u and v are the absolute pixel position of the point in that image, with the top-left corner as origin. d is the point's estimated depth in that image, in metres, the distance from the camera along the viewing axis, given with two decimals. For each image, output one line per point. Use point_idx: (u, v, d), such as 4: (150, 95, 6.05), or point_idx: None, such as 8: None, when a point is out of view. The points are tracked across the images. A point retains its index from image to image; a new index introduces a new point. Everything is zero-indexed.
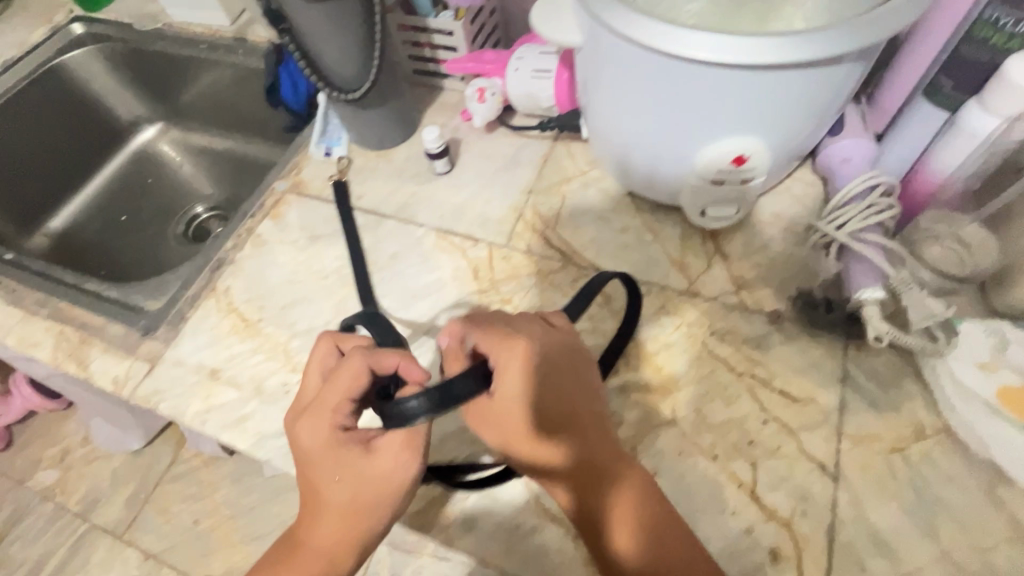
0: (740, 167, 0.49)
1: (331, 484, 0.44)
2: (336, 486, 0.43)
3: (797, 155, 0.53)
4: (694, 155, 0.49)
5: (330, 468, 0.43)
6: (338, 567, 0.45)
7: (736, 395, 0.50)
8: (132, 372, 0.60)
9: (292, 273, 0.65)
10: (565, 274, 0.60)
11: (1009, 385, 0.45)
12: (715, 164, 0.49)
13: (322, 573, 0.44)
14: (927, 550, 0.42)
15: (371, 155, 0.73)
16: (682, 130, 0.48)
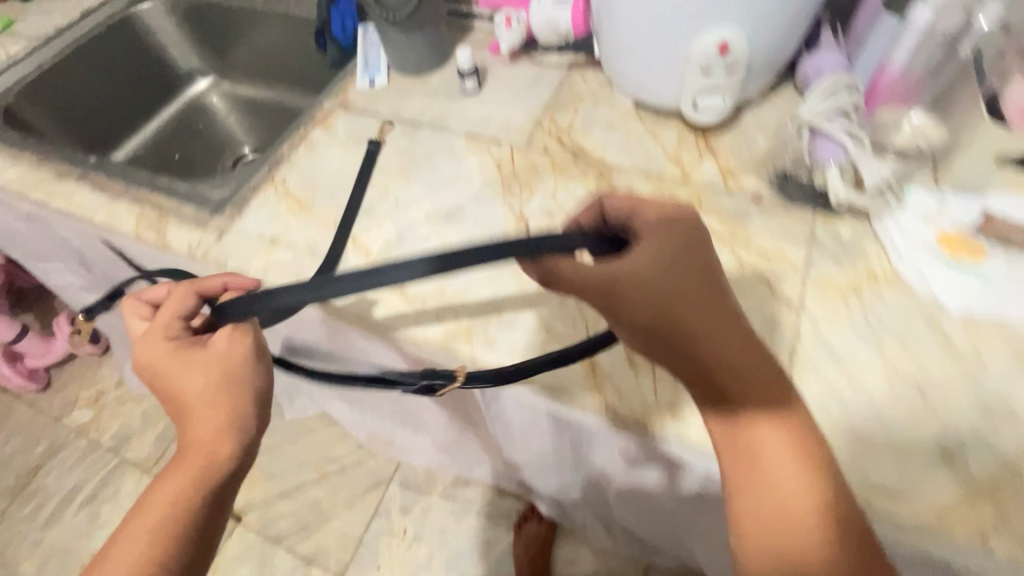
0: (725, 57, 0.59)
1: (179, 387, 0.52)
2: (184, 389, 0.52)
3: (775, 59, 0.63)
4: (687, 47, 0.59)
5: (179, 368, 0.52)
6: (216, 451, 0.51)
7: (718, 252, 0.59)
8: (203, 240, 0.70)
9: (340, 168, 0.75)
10: (576, 167, 0.69)
11: (947, 231, 0.53)
12: (704, 55, 0.59)
13: (203, 459, 0.50)
14: (874, 358, 0.50)
15: (409, 79, 0.84)
16: (675, 25, 0.58)
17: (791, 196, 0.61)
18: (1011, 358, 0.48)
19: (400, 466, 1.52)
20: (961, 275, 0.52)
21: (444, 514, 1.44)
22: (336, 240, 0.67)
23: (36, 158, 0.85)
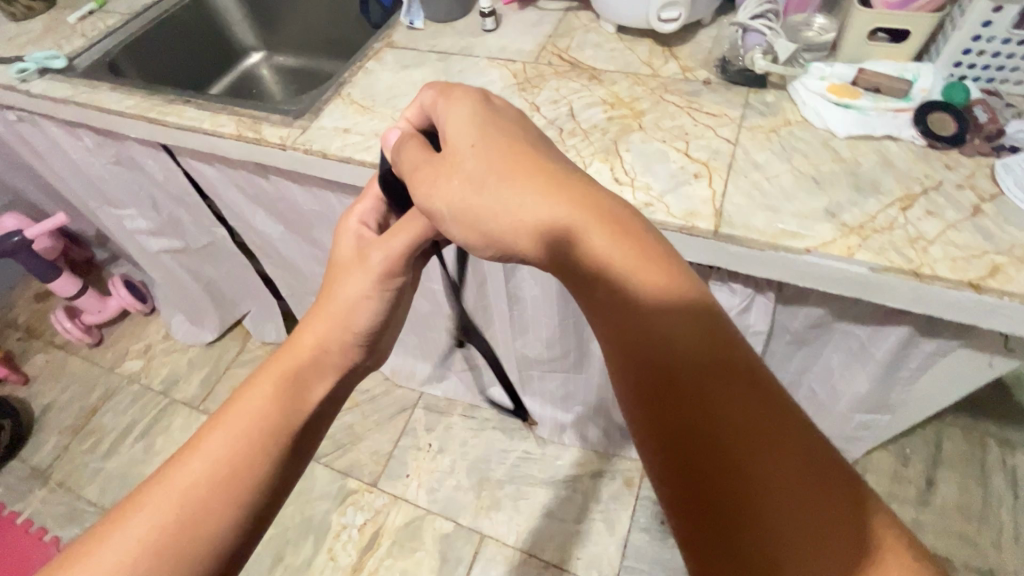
0: None
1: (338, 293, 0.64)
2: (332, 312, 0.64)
3: None
4: None
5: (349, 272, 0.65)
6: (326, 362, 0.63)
7: (678, 116, 0.81)
8: (291, 134, 0.92)
9: (391, 85, 0.98)
10: (573, 73, 0.92)
11: (834, 83, 0.76)
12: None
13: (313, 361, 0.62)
14: (785, 166, 0.71)
15: (441, 25, 1.07)
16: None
17: (727, 78, 0.83)
18: (879, 161, 0.70)
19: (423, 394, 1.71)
20: (843, 110, 0.74)
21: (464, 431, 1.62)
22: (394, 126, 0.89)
23: (147, 92, 1.07)
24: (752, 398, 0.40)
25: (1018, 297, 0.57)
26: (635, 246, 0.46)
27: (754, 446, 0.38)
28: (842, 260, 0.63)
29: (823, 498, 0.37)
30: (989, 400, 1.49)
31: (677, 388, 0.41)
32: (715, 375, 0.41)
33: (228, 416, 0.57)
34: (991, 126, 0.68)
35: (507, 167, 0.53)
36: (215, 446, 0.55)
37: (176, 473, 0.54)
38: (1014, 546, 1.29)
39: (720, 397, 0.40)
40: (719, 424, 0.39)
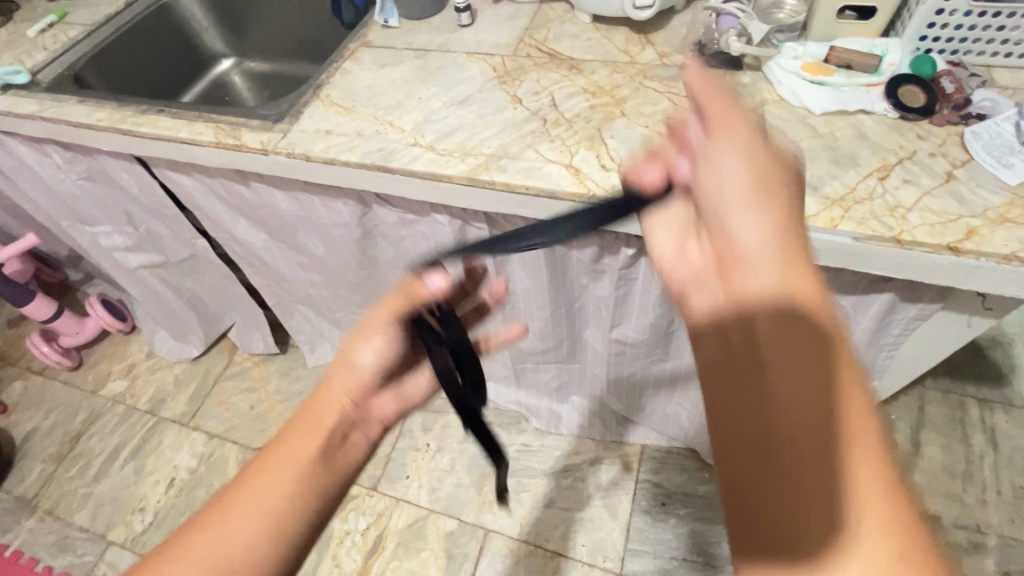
0: None
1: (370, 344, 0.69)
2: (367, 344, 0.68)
3: None
4: None
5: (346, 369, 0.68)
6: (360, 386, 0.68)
7: (659, 101, 0.82)
8: (272, 138, 0.91)
9: (370, 84, 0.97)
10: (552, 63, 0.92)
11: (807, 61, 0.78)
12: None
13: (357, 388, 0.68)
14: (766, 144, 0.73)
15: (415, 22, 1.07)
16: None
17: (703, 62, 0.85)
18: (855, 134, 0.72)
19: None
20: (817, 87, 0.76)
21: (461, 428, 1.63)
22: (377, 125, 0.89)
23: (117, 103, 1.05)
24: (843, 426, 0.38)
25: (994, 258, 0.60)
26: (805, 305, 0.42)
27: (812, 456, 0.38)
28: (826, 232, 0.65)
29: (879, 502, 0.37)
30: (966, 362, 1.55)
31: (756, 373, 0.42)
32: (794, 362, 0.41)
33: (279, 458, 0.61)
34: (957, 95, 0.71)
35: (751, 205, 0.48)
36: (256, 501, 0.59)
37: (224, 528, 0.58)
38: (997, 500, 1.34)
39: (804, 387, 0.40)
40: (792, 412, 0.39)
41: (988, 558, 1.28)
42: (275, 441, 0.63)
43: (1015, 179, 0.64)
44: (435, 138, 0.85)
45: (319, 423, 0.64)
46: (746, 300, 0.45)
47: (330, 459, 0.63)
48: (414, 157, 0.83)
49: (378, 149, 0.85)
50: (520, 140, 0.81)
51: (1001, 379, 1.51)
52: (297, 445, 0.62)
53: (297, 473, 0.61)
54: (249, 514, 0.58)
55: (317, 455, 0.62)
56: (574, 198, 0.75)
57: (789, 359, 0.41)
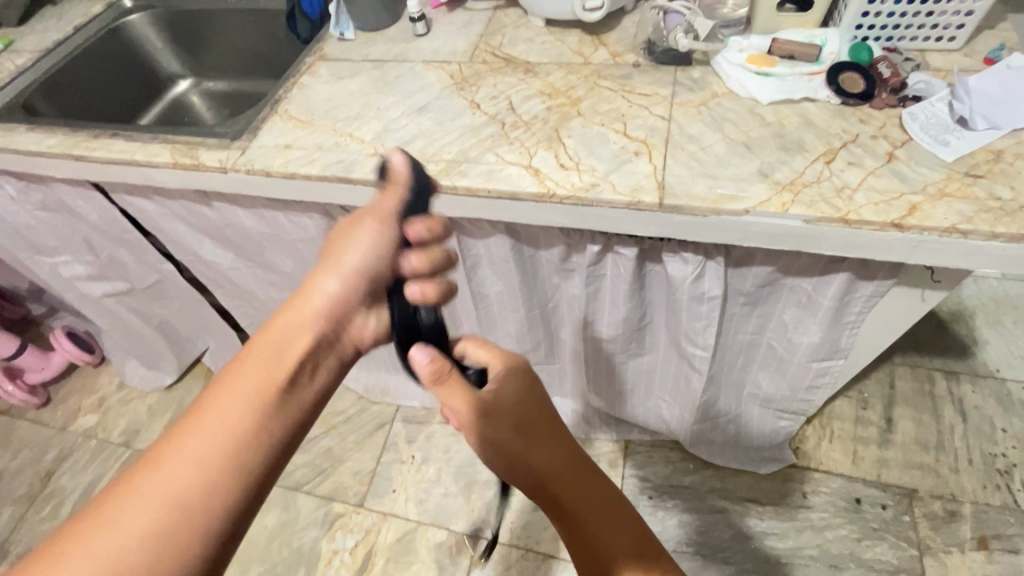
0: None
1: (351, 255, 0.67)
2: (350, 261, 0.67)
3: None
4: None
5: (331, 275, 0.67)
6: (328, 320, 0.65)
7: (613, 99, 0.84)
8: (230, 156, 0.90)
9: (328, 96, 0.97)
10: (508, 68, 0.94)
11: (751, 53, 0.81)
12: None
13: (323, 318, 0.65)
14: (717, 136, 0.75)
15: (371, 34, 1.07)
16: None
17: (654, 59, 0.87)
18: (801, 121, 0.74)
19: (399, 407, 1.69)
20: (763, 78, 0.78)
21: (446, 437, 1.62)
22: (336, 137, 0.89)
23: (69, 129, 1.02)
24: (600, 486, 0.66)
25: (936, 231, 0.62)
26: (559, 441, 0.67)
27: (598, 509, 0.64)
28: (778, 216, 0.67)
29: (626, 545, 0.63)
30: (931, 337, 1.60)
31: (541, 480, 0.64)
32: (557, 455, 0.65)
33: (236, 377, 0.57)
34: (894, 79, 0.74)
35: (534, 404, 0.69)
36: (212, 422, 0.53)
37: (176, 455, 0.51)
38: (969, 469, 1.39)
39: (568, 484, 0.64)
40: (566, 494, 0.63)
41: (964, 525, 1.32)
42: (231, 364, 0.58)
43: (952, 155, 0.67)
44: (395, 147, 0.85)
45: (283, 340, 0.61)
46: (529, 444, 0.64)
47: (297, 373, 0.59)
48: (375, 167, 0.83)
49: (339, 160, 0.85)
50: (479, 144, 0.82)
51: (965, 351, 1.57)
52: (257, 360, 0.58)
53: (261, 388, 0.56)
54: (206, 436, 0.52)
55: (282, 371, 0.58)
56: (535, 198, 0.75)
57: (553, 459, 0.65)
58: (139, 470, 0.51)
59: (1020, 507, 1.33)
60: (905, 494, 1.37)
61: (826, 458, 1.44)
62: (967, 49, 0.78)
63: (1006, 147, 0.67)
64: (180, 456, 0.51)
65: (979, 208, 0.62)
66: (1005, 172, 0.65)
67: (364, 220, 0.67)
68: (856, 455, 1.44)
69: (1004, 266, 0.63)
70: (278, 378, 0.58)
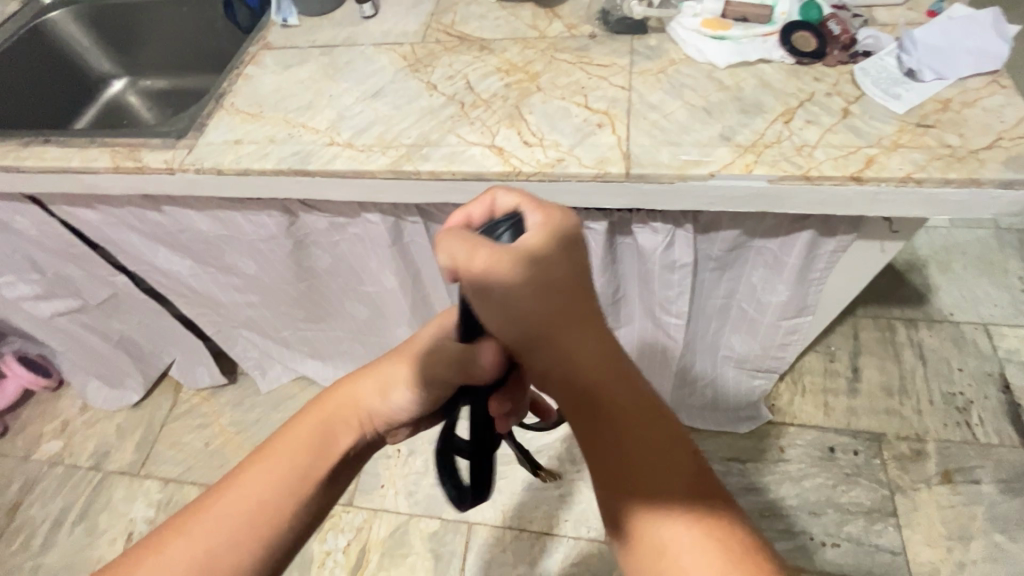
0: None
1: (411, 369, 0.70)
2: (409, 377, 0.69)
3: None
4: None
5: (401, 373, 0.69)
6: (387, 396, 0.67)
7: (572, 71, 0.83)
8: (177, 156, 0.85)
9: (276, 87, 0.92)
10: (462, 46, 0.91)
11: (706, 18, 0.80)
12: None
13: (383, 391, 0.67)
14: (677, 103, 0.75)
15: (316, 18, 1.02)
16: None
17: (610, 29, 0.86)
18: (758, 83, 0.75)
19: None
20: (718, 42, 0.79)
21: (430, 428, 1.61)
22: (290, 129, 0.85)
23: None
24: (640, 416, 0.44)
25: (892, 182, 0.64)
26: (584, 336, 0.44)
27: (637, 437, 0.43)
28: (742, 178, 0.67)
29: (713, 544, 0.41)
30: (890, 288, 1.67)
31: (591, 411, 0.44)
32: (623, 381, 0.44)
33: (274, 453, 0.62)
34: (844, 36, 0.76)
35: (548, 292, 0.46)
36: (247, 490, 0.60)
37: (215, 514, 0.58)
38: (931, 409, 1.46)
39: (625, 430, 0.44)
40: (633, 442, 0.43)
41: (930, 462, 1.40)
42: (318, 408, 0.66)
43: (903, 108, 0.69)
44: (352, 135, 0.82)
45: (321, 427, 0.65)
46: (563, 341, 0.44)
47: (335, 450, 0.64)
48: (334, 156, 0.80)
49: (294, 153, 0.82)
50: (439, 126, 0.80)
51: (921, 299, 1.64)
52: (298, 439, 0.63)
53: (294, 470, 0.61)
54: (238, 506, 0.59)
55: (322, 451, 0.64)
56: (501, 177, 0.74)
57: (625, 394, 0.44)
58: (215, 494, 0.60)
59: (978, 440, 1.41)
60: (875, 438, 1.44)
61: (800, 412, 1.50)
62: (911, 3, 0.80)
63: (953, 96, 0.69)
64: (215, 514, 0.58)
65: (932, 156, 0.64)
66: (954, 121, 0.67)
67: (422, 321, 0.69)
68: (827, 406, 1.50)
69: (956, 212, 0.66)
70: (305, 468, 0.62)
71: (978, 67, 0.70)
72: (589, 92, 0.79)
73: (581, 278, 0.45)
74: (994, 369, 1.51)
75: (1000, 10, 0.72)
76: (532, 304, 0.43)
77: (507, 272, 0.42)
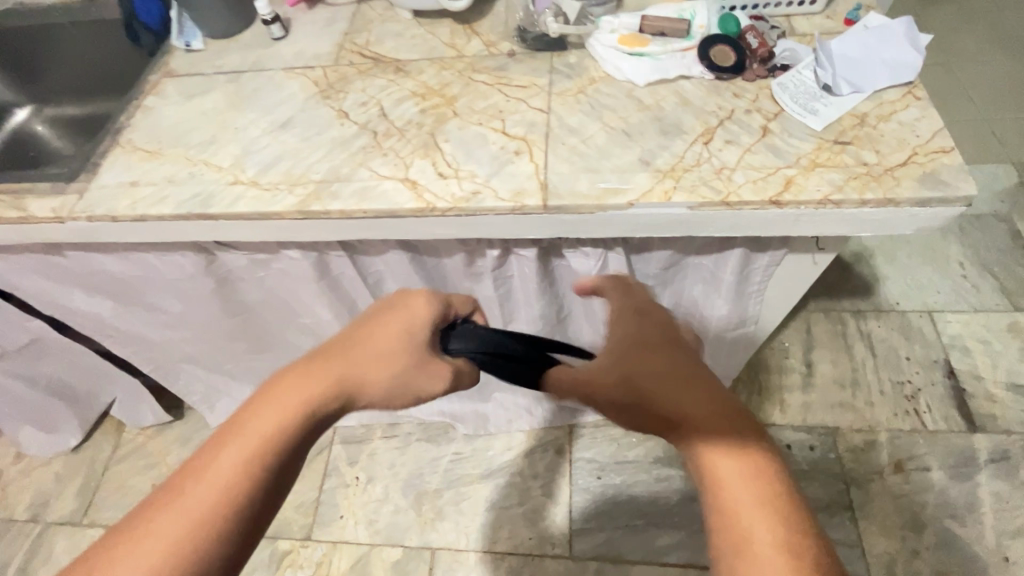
0: None
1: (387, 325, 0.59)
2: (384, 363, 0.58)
3: None
4: None
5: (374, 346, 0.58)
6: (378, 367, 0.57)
7: (490, 94, 0.79)
8: (66, 203, 0.78)
9: (177, 119, 0.86)
10: (377, 69, 0.86)
11: (622, 35, 0.77)
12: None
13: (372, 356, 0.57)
14: (597, 125, 0.72)
15: (223, 42, 0.96)
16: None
17: (528, 46, 0.82)
18: (678, 102, 0.73)
19: (337, 430, 1.62)
20: (637, 59, 0.76)
21: (389, 453, 1.56)
22: (190, 167, 0.78)
23: None
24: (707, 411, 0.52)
25: (811, 204, 0.62)
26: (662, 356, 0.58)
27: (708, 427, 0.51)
28: (662, 206, 0.65)
29: (769, 507, 0.47)
30: (839, 280, 1.69)
31: (668, 422, 0.54)
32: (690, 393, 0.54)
33: (230, 442, 0.51)
34: (762, 49, 0.73)
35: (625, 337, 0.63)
36: (182, 509, 0.48)
37: (145, 541, 0.47)
38: (882, 399, 1.49)
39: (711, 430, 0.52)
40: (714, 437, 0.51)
41: (882, 453, 1.42)
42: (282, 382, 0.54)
43: (821, 124, 0.67)
44: (257, 173, 0.76)
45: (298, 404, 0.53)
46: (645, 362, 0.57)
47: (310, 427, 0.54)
48: (238, 197, 0.74)
49: (195, 194, 0.76)
50: (350, 159, 0.75)
51: (869, 289, 1.67)
52: (247, 435, 0.51)
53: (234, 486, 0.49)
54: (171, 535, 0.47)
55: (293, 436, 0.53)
56: (416, 215, 0.70)
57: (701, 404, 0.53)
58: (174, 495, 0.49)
59: (927, 427, 1.44)
60: (830, 432, 1.46)
61: (757, 411, 1.51)
62: (828, 11, 0.79)
63: (869, 110, 0.68)
64: (160, 526, 0.47)
65: (849, 175, 0.63)
66: (870, 136, 0.65)
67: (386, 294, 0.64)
68: (783, 402, 1.51)
69: (877, 230, 0.65)
70: (267, 465, 0.51)
71: (893, 79, 0.69)
72: (506, 117, 0.75)
73: (657, 331, 0.61)
74: (939, 355, 1.54)
75: (913, 19, 0.70)
76: (628, 347, 0.60)
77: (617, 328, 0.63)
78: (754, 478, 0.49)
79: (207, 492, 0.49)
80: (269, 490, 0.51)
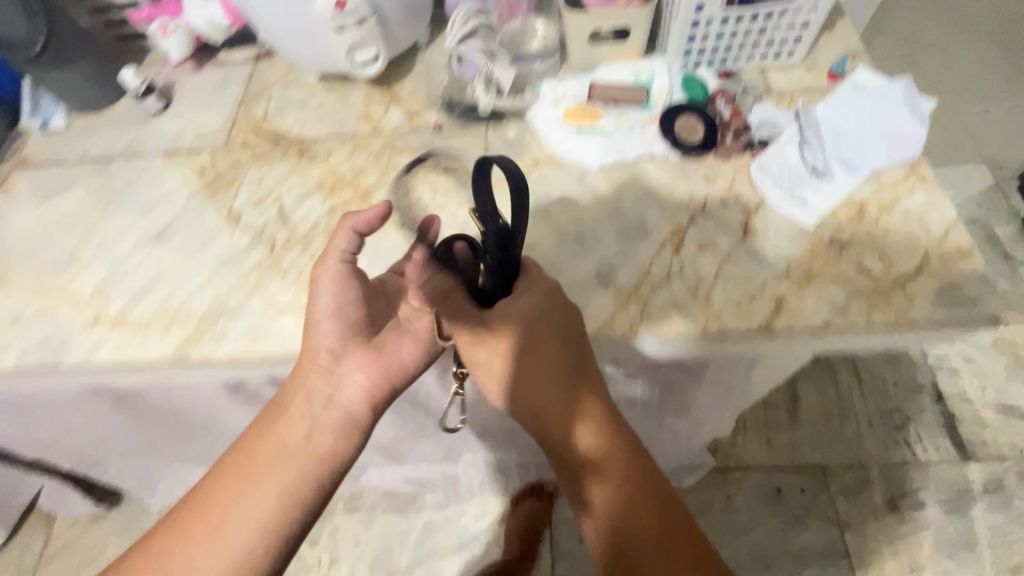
0: (345, 11, 0.61)
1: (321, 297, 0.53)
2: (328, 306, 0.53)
3: (419, 12, 0.70)
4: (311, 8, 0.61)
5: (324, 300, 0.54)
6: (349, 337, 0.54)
7: (414, 184, 0.65)
8: None
9: (29, 228, 0.69)
10: (276, 150, 0.71)
11: (569, 107, 0.64)
12: (340, 16, 0.62)
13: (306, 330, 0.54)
14: (542, 227, 0.59)
15: (90, 118, 0.79)
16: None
17: (458, 118, 0.68)
18: (640, 190, 0.60)
19: None
20: (587, 138, 0.63)
21: (353, 528, 1.43)
22: (41, 300, 0.63)
23: None
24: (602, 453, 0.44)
25: (810, 331, 0.50)
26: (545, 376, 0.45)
27: (597, 462, 0.44)
28: (627, 339, 0.52)
29: (635, 490, 0.44)
30: None
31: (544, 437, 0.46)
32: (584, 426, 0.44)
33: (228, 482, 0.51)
34: (736, 121, 0.61)
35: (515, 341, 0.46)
36: (217, 547, 0.48)
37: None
38: (871, 431, 1.41)
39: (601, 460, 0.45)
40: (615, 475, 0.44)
41: (874, 491, 1.35)
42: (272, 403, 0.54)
43: (812, 220, 0.55)
44: (125, 306, 0.61)
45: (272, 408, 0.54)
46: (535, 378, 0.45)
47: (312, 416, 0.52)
48: (99, 342, 0.59)
49: (45, 338, 0.60)
50: (241, 284, 0.60)
51: None
52: (239, 461, 0.52)
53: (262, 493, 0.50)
54: (216, 544, 0.49)
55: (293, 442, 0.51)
56: None
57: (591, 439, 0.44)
58: (196, 517, 0.50)
59: (919, 459, 1.37)
60: (819, 472, 1.38)
61: (743, 453, 1.42)
62: (809, 62, 0.67)
63: (868, 197, 0.56)
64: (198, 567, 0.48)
65: (852, 292, 0.51)
66: (872, 234, 0.54)
67: (318, 264, 0.54)
68: (770, 441, 1.42)
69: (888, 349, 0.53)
70: (267, 471, 0.51)
71: (893, 156, 0.57)
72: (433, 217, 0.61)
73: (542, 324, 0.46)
74: (926, 378, 1.47)
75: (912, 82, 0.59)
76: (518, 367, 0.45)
77: (477, 345, 0.46)
78: (625, 472, 0.44)
79: (238, 532, 0.49)
80: (302, 490, 0.50)
